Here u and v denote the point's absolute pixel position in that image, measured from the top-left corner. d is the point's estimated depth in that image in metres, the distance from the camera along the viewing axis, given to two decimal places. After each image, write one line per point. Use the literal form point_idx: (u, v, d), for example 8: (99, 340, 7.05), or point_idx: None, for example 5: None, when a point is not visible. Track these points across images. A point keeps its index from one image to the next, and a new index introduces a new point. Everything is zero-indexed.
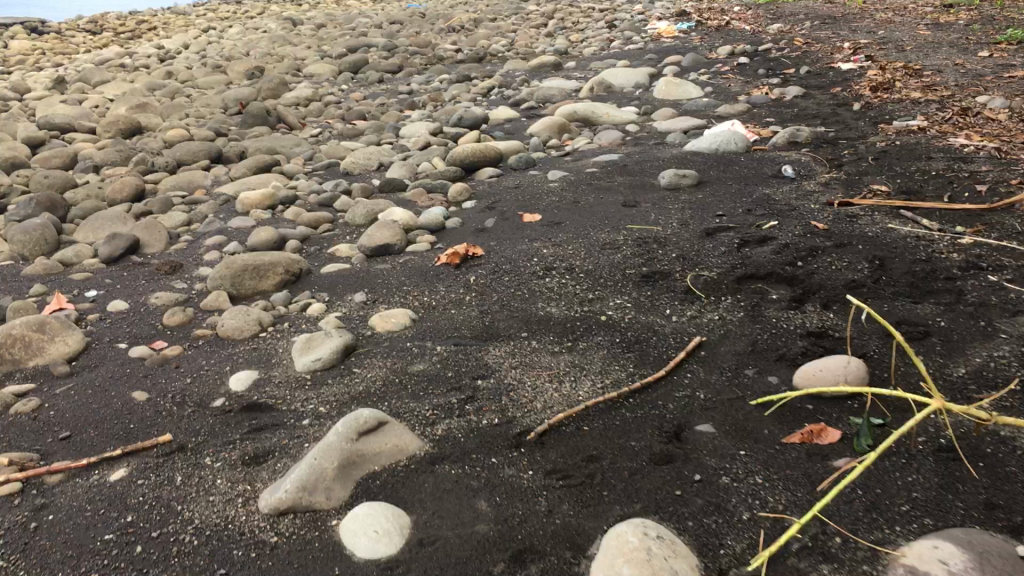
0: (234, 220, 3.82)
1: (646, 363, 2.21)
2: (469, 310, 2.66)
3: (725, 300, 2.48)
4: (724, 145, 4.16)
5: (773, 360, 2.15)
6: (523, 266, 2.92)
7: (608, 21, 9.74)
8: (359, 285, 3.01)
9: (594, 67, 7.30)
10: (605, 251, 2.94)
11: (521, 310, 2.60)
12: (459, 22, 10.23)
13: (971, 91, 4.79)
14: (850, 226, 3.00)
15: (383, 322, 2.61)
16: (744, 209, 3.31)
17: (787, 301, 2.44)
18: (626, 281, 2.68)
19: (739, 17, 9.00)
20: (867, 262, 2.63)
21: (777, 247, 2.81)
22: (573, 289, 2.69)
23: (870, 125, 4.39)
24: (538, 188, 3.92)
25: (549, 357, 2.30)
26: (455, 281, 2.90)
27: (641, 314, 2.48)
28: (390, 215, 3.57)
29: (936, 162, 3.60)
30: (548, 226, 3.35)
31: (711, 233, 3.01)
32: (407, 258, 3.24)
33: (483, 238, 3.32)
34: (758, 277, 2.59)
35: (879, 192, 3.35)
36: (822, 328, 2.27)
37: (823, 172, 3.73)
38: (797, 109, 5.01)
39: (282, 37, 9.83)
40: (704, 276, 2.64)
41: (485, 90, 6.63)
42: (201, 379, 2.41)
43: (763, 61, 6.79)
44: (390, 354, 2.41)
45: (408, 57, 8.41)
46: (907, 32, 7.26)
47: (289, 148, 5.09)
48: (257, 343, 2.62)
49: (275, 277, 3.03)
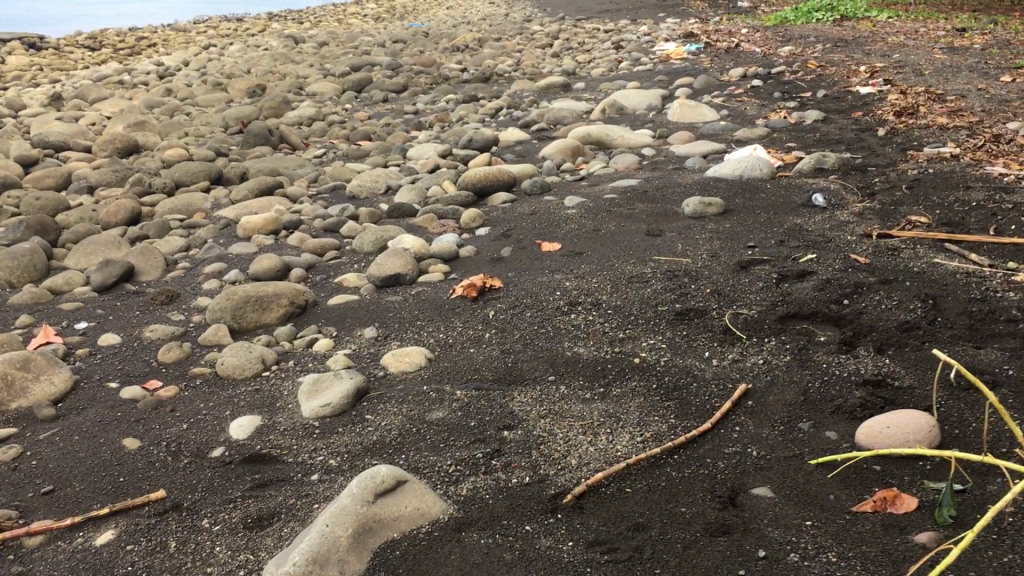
0: (235, 245, 3.63)
1: (688, 414, 2.01)
2: (489, 349, 2.46)
3: (769, 342, 2.29)
4: (748, 170, 3.98)
5: (829, 412, 1.96)
6: (545, 300, 2.73)
7: (614, 42, 9.60)
8: (369, 319, 2.82)
9: (604, 88, 7.14)
10: (632, 284, 2.75)
11: (546, 350, 2.41)
12: (464, 42, 10.09)
13: (999, 117, 4.62)
14: (893, 260, 2.82)
15: (397, 362, 2.42)
16: (776, 240, 3.12)
17: (836, 344, 2.25)
18: (659, 319, 2.49)
19: (747, 39, 8.86)
20: (918, 301, 2.45)
21: (819, 283, 2.62)
22: (601, 327, 2.49)
23: (898, 152, 4.21)
24: (555, 214, 3.74)
25: (580, 405, 2.10)
26: (472, 316, 2.71)
27: (677, 356, 2.29)
28: (400, 242, 3.38)
29: (974, 192, 3.42)
30: (568, 257, 3.16)
31: (745, 266, 2.82)
32: (418, 289, 3.04)
33: (500, 269, 3.13)
34: (802, 316, 2.40)
35: (919, 223, 3.16)
36: (879, 375, 2.08)
37: (856, 201, 3.54)
38: (819, 134, 4.84)
39: (283, 54, 9.68)
40: (743, 314, 2.45)
41: (493, 111, 6.46)
42: (197, 425, 2.21)
43: (777, 84, 6.63)
44: (405, 399, 2.21)
45: (413, 76, 8.26)
46: (922, 56, 7.10)
47: (292, 169, 4.91)
48: (259, 384, 2.42)
49: (278, 309, 2.84)
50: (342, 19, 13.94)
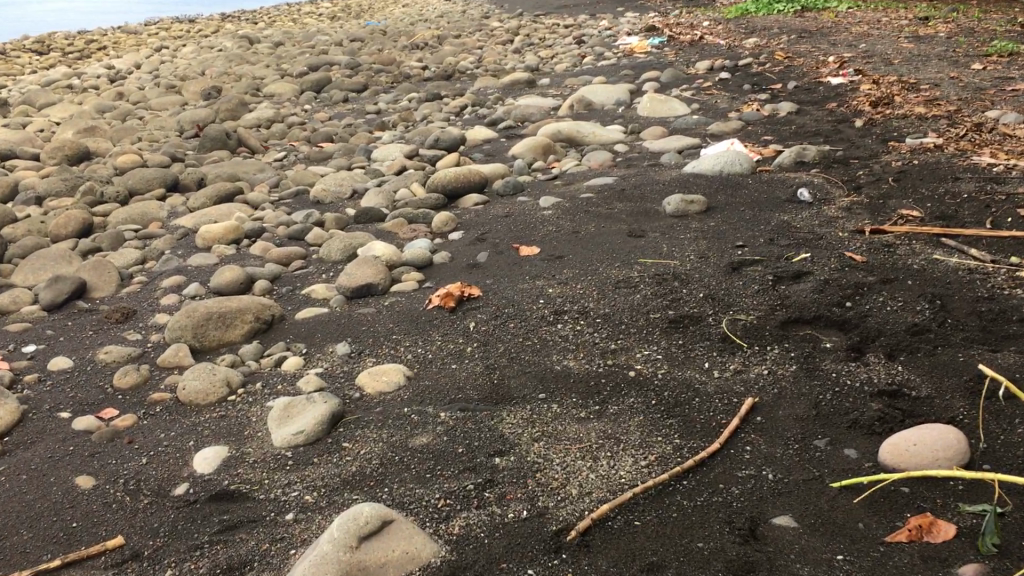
0: (193, 256, 3.42)
1: (693, 433, 1.86)
2: (473, 365, 2.30)
3: (772, 350, 2.15)
4: (729, 165, 3.86)
5: (845, 427, 1.82)
6: (529, 310, 2.58)
7: (576, 37, 9.47)
8: (341, 334, 2.64)
9: (570, 84, 6.99)
10: (620, 290, 2.61)
11: (534, 365, 2.25)
12: (423, 39, 9.89)
13: (977, 106, 4.54)
14: (890, 258, 2.70)
15: (373, 382, 2.25)
16: (765, 239, 2.99)
17: (844, 351, 2.11)
18: (652, 327, 2.34)
19: (710, 31, 8.77)
20: (923, 301, 2.32)
21: (816, 284, 2.49)
22: (591, 338, 2.34)
23: (879, 143, 4.11)
24: (531, 216, 3.58)
25: (576, 426, 1.95)
26: (452, 328, 2.54)
27: (675, 368, 2.14)
28: (370, 249, 3.20)
29: (963, 183, 3.32)
30: (549, 261, 3.00)
31: (737, 268, 2.69)
32: (392, 300, 2.87)
33: (477, 276, 2.97)
34: (805, 321, 2.27)
35: (911, 217, 3.05)
36: (894, 385, 1.95)
37: (842, 195, 3.43)
38: (795, 127, 4.73)
39: (238, 55, 9.41)
40: (742, 320, 2.31)
41: (459, 109, 6.29)
42: (158, 459, 2.01)
43: (745, 76, 6.53)
44: (385, 424, 2.04)
45: (373, 75, 8.05)
46: (889, 45, 7.05)
47: (252, 174, 4.69)
48: (224, 410, 2.23)
49: (243, 326, 2.65)
50: (297, 18, 13.66)
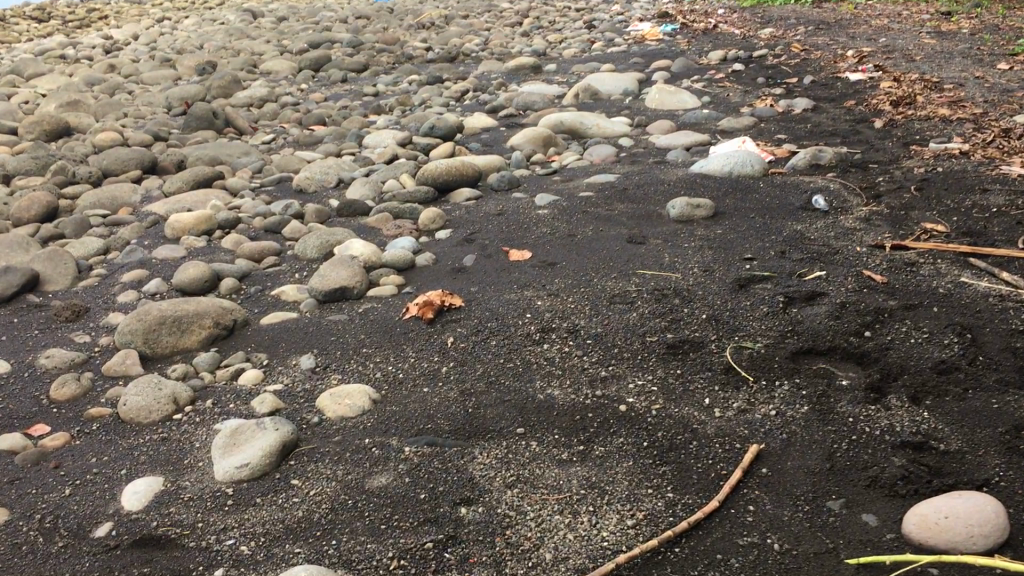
0: (160, 248, 3.19)
1: (688, 486, 1.63)
2: (447, 389, 2.07)
3: (781, 386, 1.91)
4: (739, 167, 3.61)
5: (863, 486, 1.58)
6: (513, 326, 2.34)
7: (586, 21, 9.18)
8: (307, 345, 2.41)
9: (576, 70, 6.72)
10: (615, 307, 2.37)
11: (513, 392, 2.01)
12: (429, 18, 9.60)
13: (1004, 110, 4.29)
14: (913, 280, 2.45)
15: (334, 405, 2.02)
16: (775, 252, 2.75)
17: (862, 390, 1.87)
18: (647, 353, 2.10)
19: (725, 20, 8.48)
20: (951, 333, 2.08)
21: (831, 308, 2.25)
22: (579, 363, 2.10)
23: (900, 147, 3.86)
24: (524, 215, 3.34)
25: (555, 470, 1.71)
26: (428, 343, 2.31)
27: (671, 403, 1.90)
28: (348, 248, 2.96)
29: (992, 195, 3.06)
30: (540, 268, 2.76)
31: (744, 285, 2.44)
32: (366, 306, 2.64)
33: (461, 283, 2.73)
34: (818, 352, 2.02)
35: (935, 233, 2.81)
36: (919, 435, 1.71)
37: (860, 204, 3.18)
38: (811, 126, 4.47)
39: (239, 29, 9.15)
40: (748, 349, 2.06)
41: (459, 94, 6.03)
42: (83, 490, 1.79)
43: (760, 68, 6.27)
44: (341, 458, 1.81)
45: (375, 55, 7.78)
46: (909, 40, 6.76)
47: (235, 158, 4.45)
48: (167, 431, 2.00)
49: (200, 332, 2.42)
50: None
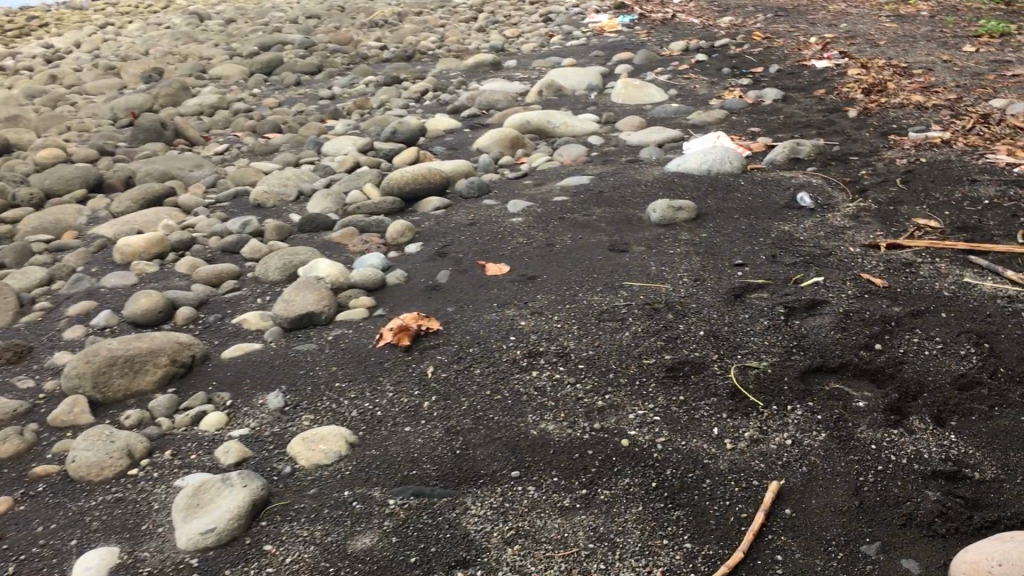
0: (109, 275, 2.98)
1: (707, 533, 1.48)
2: (432, 427, 1.90)
3: (794, 410, 1.77)
4: (717, 164, 3.47)
5: (898, 526, 1.45)
6: (497, 351, 2.17)
7: (542, 15, 9.01)
8: (274, 380, 2.22)
9: (537, 66, 6.56)
10: (604, 326, 2.21)
11: (504, 429, 1.85)
12: (382, 16, 9.36)
13: (978, 94, 4.20)
14: (914, 281, 2.33)
15: (307, 452, 1.84)
16: (766, 255, 2.62)
17: (881, 412, 1.73)
18: (646, 378, 1.95)
19: (682, 9, 8.35)
20: (966, 341, 1.95)
21: (835, 318, 2.11)
22: (573, 392, 1.95)
23: (878, 137, 3.74)
24: (497, 224, 3.17)
25: (559, 520, 1.55)
26: (406, 374, 2.14)
27: (678, 435, 1.75)
28: (313, 268, 2.77)
29: (982, 186, 2.95)
30: (520, 283, 2.60)
31: (739, 295, 2.30)
32: (336, 333, 2.46)
33: (436, 302, 2.56)
34: (829, 370, 1.88)
35: (929, 229, 2.68)
36: (950, 462, 1.58)
37: (846, 199, 3.05)
38: (783, 117, 4.36)
39: (185, 33, 8.84)
40: (753, 369, 1.92)
41: (418, 94, 5.83)
42: (28, 568, 1.60)
43: (723, 58, 6.15)
44: (319, 516, 1.63)
45: (328, 56, 7.55)
46: (871, 24, 6.68)
47: (187, 172, 4.23)
48: (123, 490, 1.81)
49: (155, 371, 2.23)
50: None
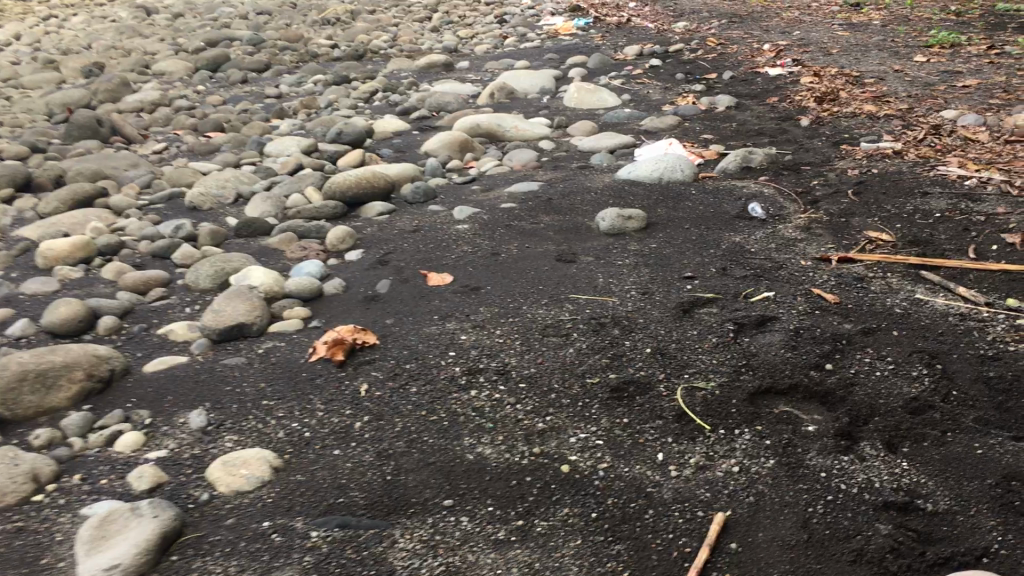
0: (30, 281, 2.83)
1: (649, 570, 1.39)
2: (362, 451, 1.79)
3: (742, 435, 1.69)
4: (668, 172, 3.41)
5: (848, 562, 1.37)
6: (436, 367, 2.07)
7: (497, 16, 8.91)
8: (197, 397, 2.10)
9: (490, 68, 6.46)
10: (548, 342, 2.12)
11: (439, 453, 1.75)
12: (335, 14, 9.20)
13: (929, 104, 4.18)
14: (866, 297, 2.27)
15: (227, 477, 1.72)
16: (716, 268, 2.55)
17: (831, 437, 1.66)
18: (589, 399, 1.86)
19: (638, 13, 8.31)
20: (919, 362, 1.89)
21: (785, 335, 2.04)
22: (512, 413, 1.85)
23: (830, 147, 3.71)
24: (441, 231, 3.06)
25: (492, 556, 1.46)
26: (339, 391, 2.03)
27: (620, 461, 1.66)
28: (246, 276, 2.64)
29: (933, 199, 2.92)
30: (463, 294, 2.50)
31: (688, 310, 2.23)
32: (268, 345, 2.33)
33: (374, 313, 2.45)
34: (778, 392, 1.81)
35: (881, 241, 2.63)
36: (901, 493, 1.50)
37: (798, 210, 3.00)
38: (735, 125, 4.31)
39: (131, 26, 8.60)
40: (700, 390, 1.84)
41: (367, 94, 5.70)
42: None
43: (677, 63, 6.12)
44: (235, 551, 1.52)
45: (277, 53, 7.38)
46: (823, 33, 6.69)
47: (121, 171, 4.06)
48: (24, 518, 1.68)
49: (70, 387, 2.09)
50: None
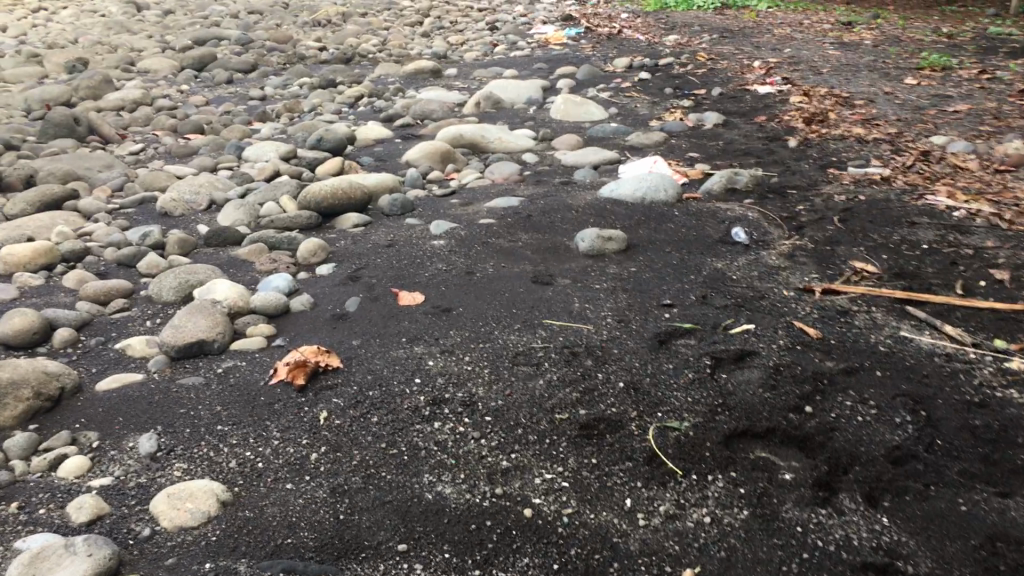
0: None
1: None
2: (317, 485, 1.70)
3: (715, 481, 1.61)
4: (652, 192, 3.33)
5: None
6: (400, 395, 1.98)
7: (488, 22, 8.85)
8: (150, 419, 2.00)
9: (478, 76, 6.38)
10: (518, 371, 2.03)
11: (396, 490, 1.66)
12: (325, 15, 9.10)
13: (919, 129, 4.13)
14: (849, 332, 2.19)
15: (172, 511, 1.63)
16: (696, 296, 2.47)
17: (808, 487, 1.59)
18: (558, 436, 1.78)
19: (629, 25, 8.25)
20: (902, 408, 1.81)
21: (764, 372, 1.97)
22: (476, 449, 1.77)
23: (818, 170, 3.64)
24: (417, 247, 2.98)
25: None
26: (298, 418, 1.94)
27: (586, 507, 1.58)
28: (211, 290, 2.55)
29: (921, 229, 2.85)
30: (434, 316, 2.41)
31: (664, 341, 2.15)
32: (229, 364, 2.24)
33: (342, 333, 2.36)
34: (755, 436, 1.73)
35: (866, 273, 2.56)
36: (880, 554, 1.43)
37: (782, 236, 2.93)
38: (723, 143, 4.24)
39: (118, 22, 8.48)
40: (673, 430, 1.76)
41: (352, 99, 5.61)
42: None
43: (667, 77, 6.05)
44: None
45: (264, 54, 7.28)
46: (815, 51, 6.65)
47: (93, 173, 3.96)
48: None
49: (16, 406, 1.99)
50: None
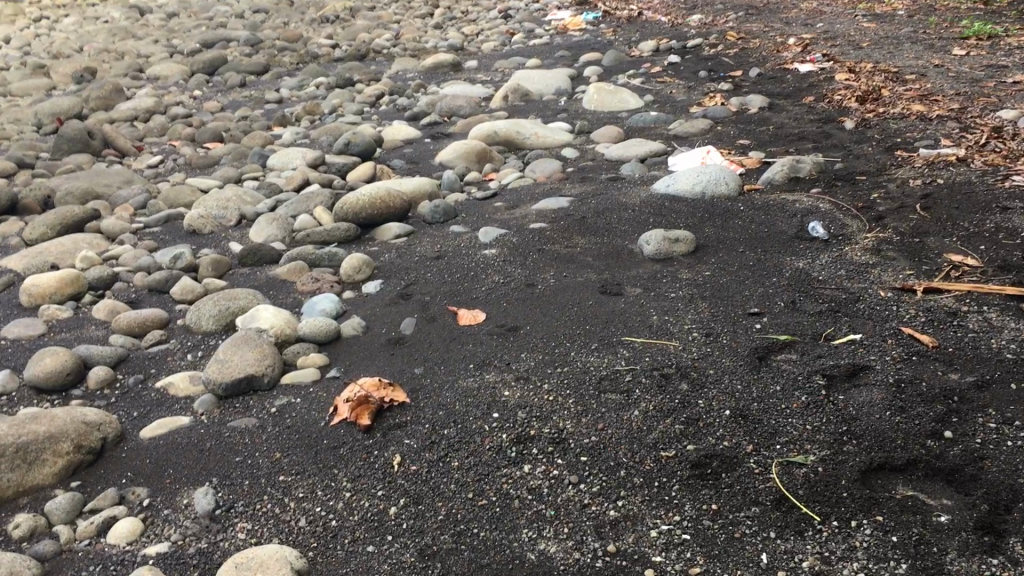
0: (13, 323, 2.54)
1: None
2: (402, 549, 1.50)
3: (861, 528, 1.41)
4: (711, 184, 3.12)
5: None
6: (479, 433, 1.78)
7: (501, 10, 8.61)
8: (203, 470, 1.80)
9: (499, 68, 6.16)
10: (608, 401, 1.83)
11: (494, 552, 1.47)
12: (334, 12, 8.88)
13: (981, 104, 3.89)
14: (967, 338, 1.97)
15: None
16: (784, 301, 2.26)
17: (971, 531, 1.38)
18: (668, 479, 1.58)
19: (648, 6, 7.99)
20: None
21: (885, 392, 1.76)
22: (577, 497, 1.57)
23: (883, 153, 3.41)
24: (468, 257, 2.77)
25: None
26: (369, 464, 1.74)
27: (716, 564, 1.38)
28: (254, 317, 2.35)
29: (1016, 214, 2.62)
30: (500, 337, 2.21)
31: (763, 358, 1.94)
32: (282, 402, 2.04)
33: (402, 361, 2.16)
34: (894, 472, 1.53)
35: (967, 267, 2.34)
36: None
37: (862, 228, 2.71)
38: (773, 128, 4.01)
39: (124, 28, 8.27)
40: (799, 467, 1.57)
41: (373, 98, 5.40)
42: None
43: (697, 60, 5.81)
44: None
45: (276, 54, 7.07)
46: (848, 24, 6.39)
47: (114, 190, 3.77)
48: None
49: (55, 462, 1.80)
50: None
